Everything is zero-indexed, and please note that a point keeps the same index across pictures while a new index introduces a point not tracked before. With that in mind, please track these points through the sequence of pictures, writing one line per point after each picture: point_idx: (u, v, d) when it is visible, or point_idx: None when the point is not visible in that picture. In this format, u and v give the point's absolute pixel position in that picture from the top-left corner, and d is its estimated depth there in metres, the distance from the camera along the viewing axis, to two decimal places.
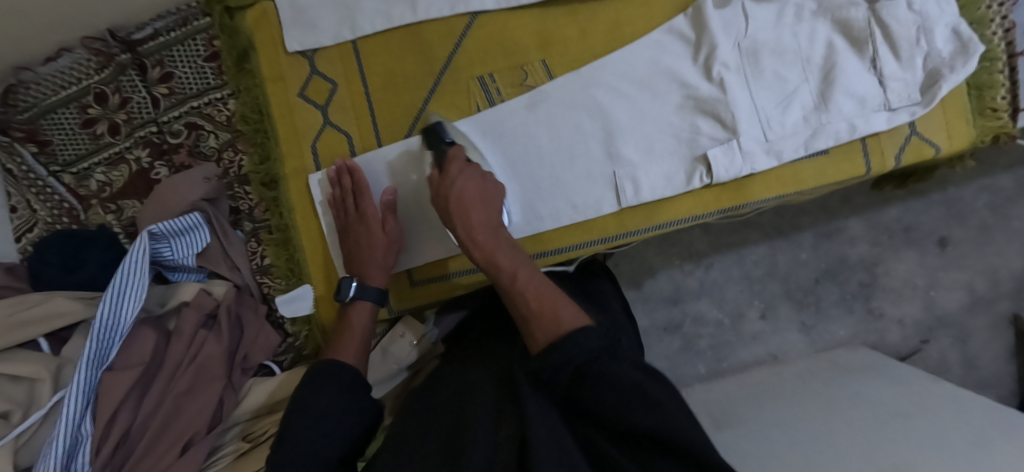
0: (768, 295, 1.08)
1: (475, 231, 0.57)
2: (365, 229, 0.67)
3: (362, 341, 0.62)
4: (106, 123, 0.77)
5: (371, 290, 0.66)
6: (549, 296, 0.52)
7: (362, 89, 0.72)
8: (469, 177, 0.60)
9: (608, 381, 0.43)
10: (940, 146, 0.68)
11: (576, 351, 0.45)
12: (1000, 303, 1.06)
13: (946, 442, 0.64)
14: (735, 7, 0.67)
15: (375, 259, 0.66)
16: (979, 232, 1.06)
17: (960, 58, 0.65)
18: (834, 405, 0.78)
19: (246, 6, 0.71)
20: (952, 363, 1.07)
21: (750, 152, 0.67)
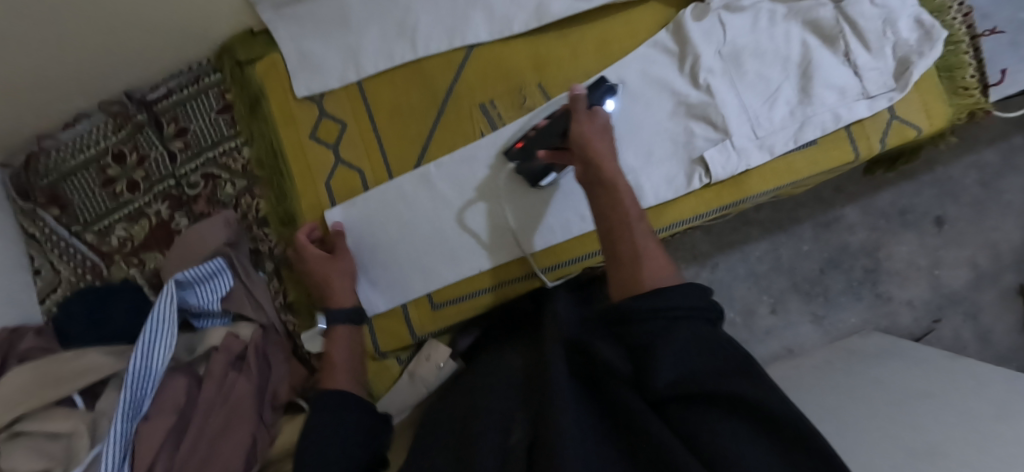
0: (776, 290, 1.10)
1: (614, 183, 0.60)
2: (321, 263, 0.71)
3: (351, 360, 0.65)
4: (127, 181, 0.80)
5: (341, 313, 0.68)
6: (658, 258, 0.56)
7: (372, 126, 0.76)
8: (597, 124, 0.64)
9: (687, 343, 0.46)
10: (921, 126, 0.72)
11: (672, 305, 0.47)
12: (1004, 275, 1.08)
13: (975, 417, 0.65)
14: (712, 18, 0.72)
15: (336, 284, 0.70)
16: (972, 208, 1.09)
17: (926, 44, 0.70)
18: (856, 393, 0.79)
19: (256, 57, 0.76)
20: (967, 340, 1.08)
21: (744, 148, 0.70)
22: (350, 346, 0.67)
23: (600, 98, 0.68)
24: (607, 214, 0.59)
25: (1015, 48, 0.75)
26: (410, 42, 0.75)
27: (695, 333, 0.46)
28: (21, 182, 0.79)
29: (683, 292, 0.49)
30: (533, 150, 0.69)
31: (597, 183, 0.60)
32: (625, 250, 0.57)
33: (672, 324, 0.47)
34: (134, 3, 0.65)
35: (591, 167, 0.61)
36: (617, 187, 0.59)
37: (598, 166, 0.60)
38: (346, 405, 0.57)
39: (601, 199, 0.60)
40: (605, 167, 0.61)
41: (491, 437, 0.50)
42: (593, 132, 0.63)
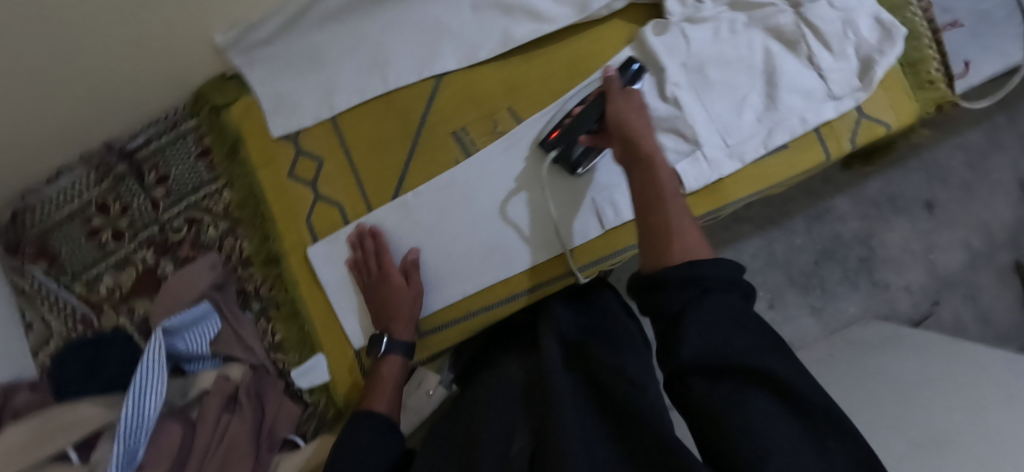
0: (772, 285, 1.11)
1: (652, 162, 0.58)
2: (384, 287, 0.71)
3: (393, 390, 0.67)
4: (111, 230, 0.81)
5: (400, 344, 0.69)
6: (692, 236, 0.54)
7: (348, 161, 0.77)
8: (634, 105, 0.63)
9: (716, 320, 0.44)
10: (889, 122, 0.73)
11: (695, 280, 0.47)
12: (998, 255, 1.12)
13: (981, 397, 0.65)
14: (674, 32, 0.73)
15: (401, 312, 0.71)
16: (962, 190, 1.13)
17: (887, 42, 0.70)
18: (860, 384, 0.79)
19: (231, 100, 0.77)
20: (968, 322, 1.11)
21: (715, 159, 0.71)
22: (399, 375, 0.68)
23: (631, 82, 0.67)
24: (642, 190, 0.58)
25: (977, 39, 0.75)
26: (381, 76, 0.76)
27: (726, 311, 0.45)
28: (9, 237, 0.80)
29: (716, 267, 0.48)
30: (571, 140, 0.68)
31: (636, 159, 0.59)
32: (657, 223, 0.56)
33: (705, 295, 0.46)
34: (100, 58, 0.66)
35: (631, 140, 0.60)
36: (652, 162, 0.58)
37: (636, 141, 0.59)
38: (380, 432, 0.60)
39: (637, 175, 0.59)
40: (645, 142, 0.59)
41: (490, 450, 0.50)
42: (627, 110, 0.62)
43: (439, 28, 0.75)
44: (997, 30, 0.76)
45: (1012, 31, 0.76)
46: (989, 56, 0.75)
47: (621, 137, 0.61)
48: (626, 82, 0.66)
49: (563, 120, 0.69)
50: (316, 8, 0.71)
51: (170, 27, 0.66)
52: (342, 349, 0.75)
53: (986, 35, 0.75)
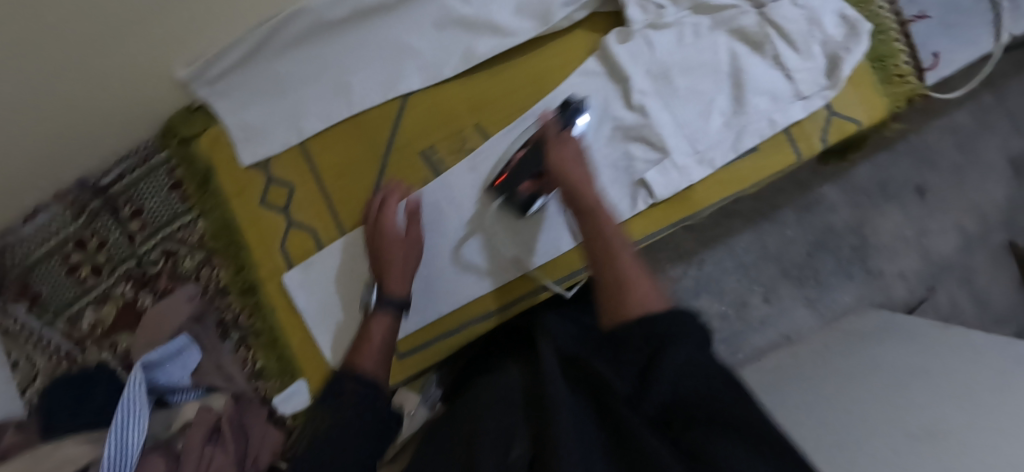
0: (765, 279, 1.12)
1: (595, 213, 0.61)
2: (381, 237, 0.70)
3: (383, 348, 0.62)
4: (90, 266, 0.81)
5: (391, 300, 0.66)
6: (644, 284, 0.53)
7: (319, 186, 0.77)
8: (572, 149, 0.66)
9: (686, 364, 0.44)
10: (860, 119, 0.72)
11: (652, 332, 0.46)
12: (993, 236, 1.15)
13: (974, 386, 0.65)
14: (638, 40, 0.72)
15: (394, 263, 0.68)
16: (953, 172, 1.15)
17: (852, 39, 0.70)
18: (856, 373, 0.79)
19: (198, 132, 0.78)
20: (964, 305, 1.14)
21: (684, 166, 0.71)
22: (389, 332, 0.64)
23: (569, 119, 0.70)
24: (591, 243, 0.60)
25: (945, 28, 0.74)
26: (347, 100, 0.76)
27: (695, 355, 0.45)
28: None
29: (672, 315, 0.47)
30: (516, 183, 0.69)
31: (580, 213, 0.62)
32: (607, 276, 0.56)
33: (660, 342, 0.46)
34: (79, 98, 0.67)
35: (572, 196, 0.63)
36: (596, 215, 0.61)
37: (579, 194, 0.63)
38: (365, 398, 0.53)
39: (586, 227, 0.61)
40: (587, 195, 0.63)
41: (487, 458, 0.47)
42: (567, 158, 0.65)
43: (402, 48, 0.75)
44: (966, 18, 0.74)
45: (982, 18, 0.74)
46: (960, 43, 0.74)
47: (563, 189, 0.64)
48: (566, 120, 0.70)
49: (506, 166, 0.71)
50: (279, 34, 0.70)
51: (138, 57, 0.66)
52: (320, 376, 0.76)
53: (956, 25, 0.74)
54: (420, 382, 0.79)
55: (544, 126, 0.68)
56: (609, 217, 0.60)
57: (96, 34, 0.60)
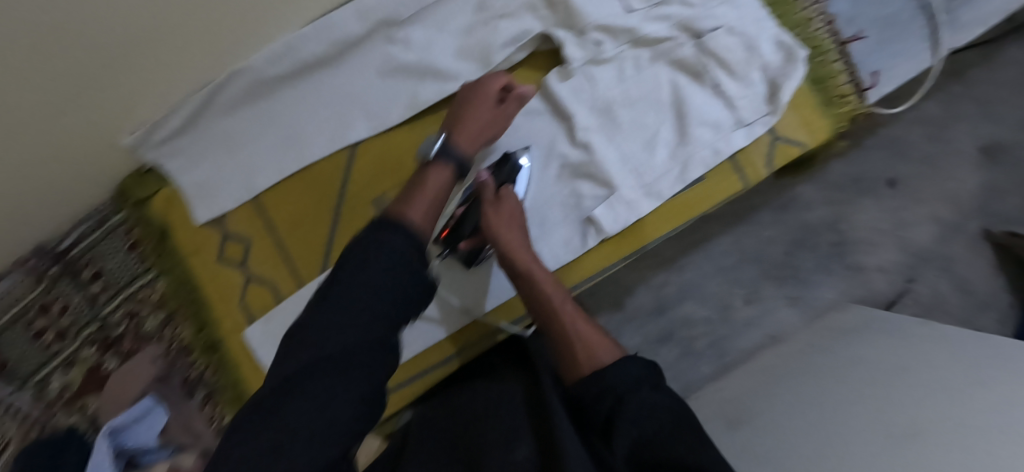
0: (746, 281, 1.16)
1: (531, 272, 0.67)
2: (473, 95, 0.69)
3: (433, 203, 0.60)
4: (54, 331, 0.81)
5: (454, 154, 0.65)
6: (592, 336, 0.63)
7: (274, 239, 0.77)
8: (504, 209, 0.68)
9: (650, 405, 0.52)
10: (804, 142, 0.73)
11: (617, 383, 0.54)
12: (969, 224, 1.16)
13: (945, 382, 0.68)
14: (579, 76, 0.73)
15: (469, 125, 0.67)
16: (926, 162, 1.17)
17: (791, 66, 0.71)
18: (838, 371, 0.83)
19: (153, 193, 0.78)
20: (946, 293, 1.15)
21: (632, 200, 0.72)
22: (444, 188, 0.62)
23: (507, 176, 0.71)
24: (534, 303, 0.67)
25: (882, 45, 0.75)
26: (298, 153, 0.76)
27: (656, 400, 0.53)
28: None
29: (630, 367, 0.57)
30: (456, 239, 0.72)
31: (515, 276, 0.68)
32: (560, 339, 0.64)
33: (637, 386, 0.54)
34: (35, 175, 0.67)
35: (506, 256, 0.67)
36: (532, 275, 0.67)
37: (512, 260, 0.67)
38: (399, 260, 0.49)
39: (525, 289, 0.68)
40: (519, 258, 0.67)
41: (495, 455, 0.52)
42: (504, 223, 0.68)
43: (349, 98, 0.76)
44: (902, 33, 0.75)
45: (920, 32, 0.75)
46: (898, 60, 0.75)
47: (500, 256, 0.68)
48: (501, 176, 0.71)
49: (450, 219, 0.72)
50: (221, 93, 0.72)
51: (86, 137, 0.68)
52: None
53: (893, 41, 0.75)
54: (388, 425, 0.82)
55: (479, 186, 0.69)
56: (544, 277, 0.67)
57: (35, 112, 0.60)
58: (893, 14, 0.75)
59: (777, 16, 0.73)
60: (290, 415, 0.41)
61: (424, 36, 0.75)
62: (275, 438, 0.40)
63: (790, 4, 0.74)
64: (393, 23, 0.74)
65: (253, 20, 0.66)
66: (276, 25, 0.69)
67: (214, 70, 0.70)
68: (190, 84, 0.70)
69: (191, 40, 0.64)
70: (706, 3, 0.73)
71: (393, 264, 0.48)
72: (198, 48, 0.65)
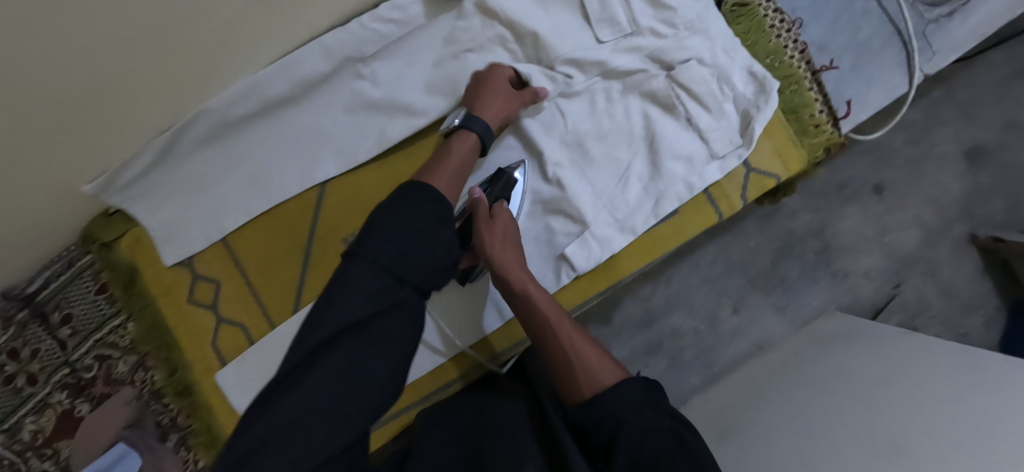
0: (732, 290, 1.16)
1: (527, 291, 0.67)
2: (495, 76, 0.71)
3: (459, 169, 0.66)
4: (24, 375, 0.79)
5: (477, 125, 0.68)
6: (592, 354, 0.64)
7: (245, 280, 0.77)
8: (497, 226, 0.68)
9: (649, 428, 0.54)
10: (779, 174, 0.74)
11: (616, 406, 0.55)
12: (952, 228, 1.17)
13: (928, 398, 0.69)
14: (550, 110, 0.74)
15: (492, 104, 0.69)
16: (908, 168, 1.17)
17: (762, 97, 0.72)
18: (824, 383, 0.84)
19: (119, 235, 0.76)
20: (931, 297, 1.16)
21: (604, 237, 0.72)
22: (468, 158, 0.68)
23: (501, 190, 0.71)
24: (532, 322, 0.67)
25: (858, 72, 0.75)
26: (266, 191, 0.76)
27: (655, 424, 0.54)
28: None
29: (630, 388, 0.57)
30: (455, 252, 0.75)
31: (511, 294, 0.68)
32: (559, 358, 0.64)
33: (638, 409, 0.55)
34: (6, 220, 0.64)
35: (500, 273, 0.67)
36: (528, 294, 0.67)
37: (506, 277, 0.67)
38: (425, 227, 0.57)
39: (521, 307, 0.68)
40: (514, 275, 0.67)
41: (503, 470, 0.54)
42: (497, 239, 0.67)
43: (318, 134, 0.75)
44: (876, 60, 0.75)
45: (895, 59, 0.75)
46: (872, 88, 0.76)
47: (495, 274, 0.67)
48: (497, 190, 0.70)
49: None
50: (185, 135, 0.70)
51: (53, 185, 0.65)
52: None
53: (867, 68, 0.75)
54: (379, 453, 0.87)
55: (473, 202, 0.68)
56: (540, 295, 0.67)
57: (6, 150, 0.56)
58: (867, 41, 0.75)
59: (748, 45, 0.75)
60: (331, 373, 0.49)
61: (387, 71, 0.75)
62: (321, 393, 0.48)
63: (764, 33, 0.74)
64: (357, 60, 0.74)
65: (220, 50, 0.63)
66: (244, 54, 0.67)
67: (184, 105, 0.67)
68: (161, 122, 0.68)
69: (155, 77, 0.61)
70: (677, 35, 0.73)
71: (418, 230, 0.56)
72: (165, 83, 0.63)
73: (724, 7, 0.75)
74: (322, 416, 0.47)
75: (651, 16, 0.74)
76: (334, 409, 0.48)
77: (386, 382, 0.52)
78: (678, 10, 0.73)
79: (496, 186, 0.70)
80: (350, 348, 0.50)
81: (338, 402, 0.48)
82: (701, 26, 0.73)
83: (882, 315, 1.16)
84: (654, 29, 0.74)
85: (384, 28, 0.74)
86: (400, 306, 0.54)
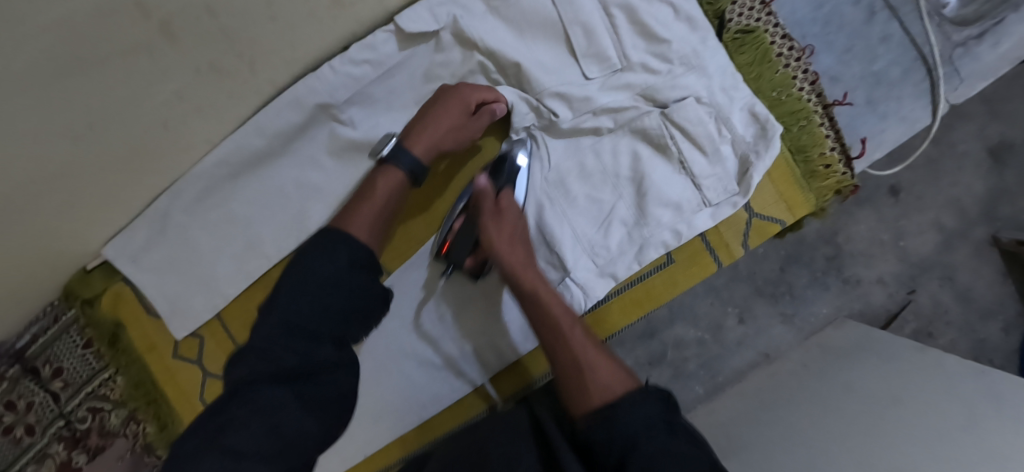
0: (738, 299, 1.09)
1: (539, 296, 0.64)
2: (453, 103, 0.65)
3: (382, 210, 0.64)
4: (22, 426, 0.79)
5: (406, 160, 0.65)
6: (602, 363, 0.60)
7: (229, 336, 0.77)
8: (504, 226, 0.64)
9: (662, 444, 0.49)
10: (783, 219, 0.73)
11: (628, 425, 0.51)
12: (974, 230, 1.09)
13: (940, 429, 0.64)
14: (536, 144, 0.71)
15: (437, 137, 0.66)
16: (926, 168, 1.09)
17: (763, 142, 0.68)
18: (830, 402, 0.79)
19: (100, 291, 0.75)
20: (948, 303, 1.09)
21: (587, 283, 0.70)
22: (391, 199, 0.65)
23: (508, 178, 0.67)
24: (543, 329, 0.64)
25: (871, 106, 0.74)
26: (245, 233, 0.73)
27: (669, 444, 0.50)
28: None
29: (646, 407, 0.53)
30: (460, 256, 0.71)
31: (522, 298, 0.65)
32: (568, 365, 0.60)
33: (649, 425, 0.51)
34: None
35: (511, 275, 0.64)
36: (540, 298, 0.64)
37: (518, 281, 0.64)
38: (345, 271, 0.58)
39: (533, 313, 0.65)
40: (527, 279, 0.64)
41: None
42: (504, 238, 0.64)
43: (304, 185, 0.73)
44: (892, 92, 0.74)
45: (914, 90, 0.73)
46: (888, 123, 0.74)
47: (504, 274, 0.65)
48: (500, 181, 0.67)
49: (448, 233, 0.72)
50: (175, 193, 0.70)
51: (44, 252, 0.66)
52: None
53: (882, 101, 0.74)
54: None
55: (478, 195, 0.65)
56: (552, 300, 0.64)
57: None
58: (882, 68, 0.73)
59: (753, 77, 0.71)
60: (247, 419, 0.49)
61: (364, 115, 0.71)
62: (247, 436, 0.48)
63: (770, 63, 0.71)
64: (331, 106, 0.69)
65: (205, 118, 0.64)
66: (229, 119, 0.67)
67: (175, 169, 0.68)
68: (148, 187, 0.68)
69: (140, 150, 0.62)
70: (672, 71, 0.68)
71: (333, 281, 0.57)
72: (132, 146, 0.60)
73: (726, 36, 0.72)
74: (227, 462, 0.47)
75: (643, 49, 0.68)
76: (241, 457, 0.47)
77: (311, 433, 0.52)
78: (672, 43, 0.67)
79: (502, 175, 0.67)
80: (268, 397, 0.51)
81: (249, 449, 0.48)
82: (698, 61, 0.68)
83: (895, 322, 1.09)
84: (646, 64, 0.68)
85: (356, 71, 0.67)
86: (318, 364, 0.54)
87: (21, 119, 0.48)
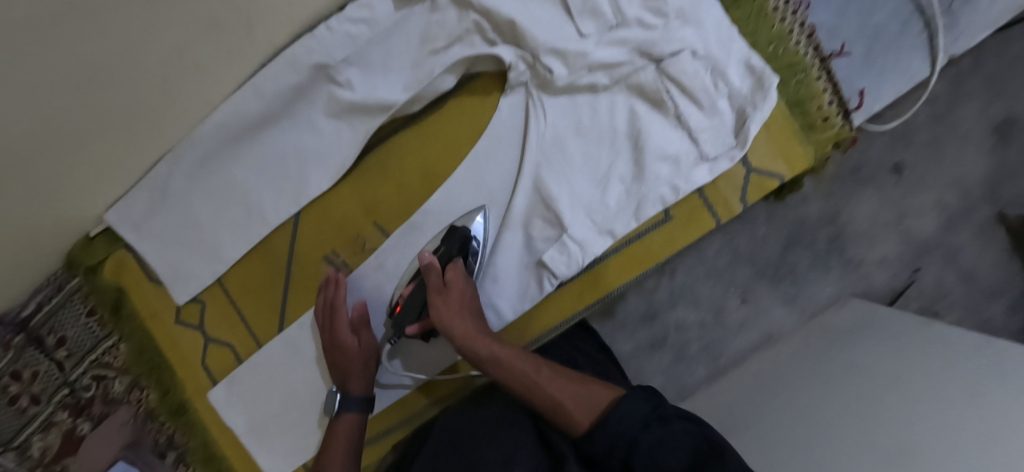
0: (740, 281, 1.08)
1: (492, 353, 0.64)
2: (342, 328, 0.71)
3: (348, 452, 0.68)
4: (27, 396, 0.80)
5: (353, 401, 0.70)
6: (575, 390, 0.59)
7: (230, 303, 0.77)
8: (449, 297, 0.66)
9: (658, 441, 0.49)
10: (782, 174, 0.72)
11: (618, 428, 0.51)
12: (978, 209, 1.08)
13: (944, 402, 0.63)
14: (535, 102, 0.72)
15: (354, 369, 0.71)
16: (930, 145, 1.08)
17: (759, 94, 0.68)
18: (834, 379, 0.78)
19: (102, 259, 0.76)
20: (952, 283, 1.08)
21: (584, 240, 0.70)
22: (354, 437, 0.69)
23: (459, 245, 0.70)
24: (508, 385, 0.63)
25: (867, 61, 0.75)
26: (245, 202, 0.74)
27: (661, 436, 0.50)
28: None
29: (630, 405, 0.52)
30: (405, 320, 0.70)
31: (479, 364, 0.65)
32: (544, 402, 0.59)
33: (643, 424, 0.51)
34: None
35: (465, 340, 0.65)
36: (496, 356, 0.64)
37: (471, 346, 0.65)
38: None
39: (494, 372, 0.64)
40: (478, 344, 0.65)
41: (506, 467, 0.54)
42: (450, 308, 0.66)
43: (301, 156, 0.73)
44: (888, 48, 0.75)
45: (909, 46, 0.75)
46: (886, 78, 0.75)
47: (458, 346, 0.66)
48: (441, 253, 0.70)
49: (399, 298, 0.72)
50: (173, 160, 0.71)
51: (44, 216, 0.67)
52: None
53: (878, 56, 0.75)
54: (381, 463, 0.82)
55: (426, 271, 0.68)
56: (507, 352, 0.64)
57: None
58: (878, 22, 0.74)
59: (749, 31, 0.71)
60: None
61: (362, 78, 0.71)
62: None
63: (767, 17, 0.71)
64: (329, 66, 0.69)
65: (201, 78, 0.64)
66: (226, 82, 0.68)
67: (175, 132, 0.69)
68: (148, 149, 0.69)
69: (139, 110, 0.63)
70: (667, 26, 0.67)
71: None
72: (132, 104, 0.61)
73: None
74: None
75: (637, 5, 0.68)
76: None
77: None
78: None
79: (443, 251, 0.70)
80: None
81: None
82: (693, 14, 0.67)
83: (899, 301, 1.08)
84: (641, 20, 0.68)
85: (354, 30, 0.69)
86: None
87: (21, 67, 0.49)
